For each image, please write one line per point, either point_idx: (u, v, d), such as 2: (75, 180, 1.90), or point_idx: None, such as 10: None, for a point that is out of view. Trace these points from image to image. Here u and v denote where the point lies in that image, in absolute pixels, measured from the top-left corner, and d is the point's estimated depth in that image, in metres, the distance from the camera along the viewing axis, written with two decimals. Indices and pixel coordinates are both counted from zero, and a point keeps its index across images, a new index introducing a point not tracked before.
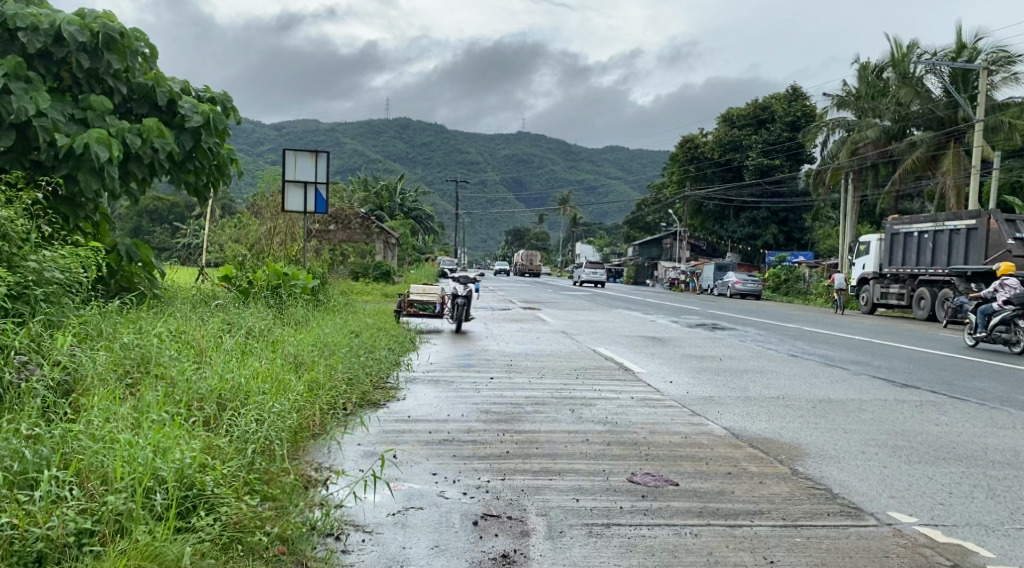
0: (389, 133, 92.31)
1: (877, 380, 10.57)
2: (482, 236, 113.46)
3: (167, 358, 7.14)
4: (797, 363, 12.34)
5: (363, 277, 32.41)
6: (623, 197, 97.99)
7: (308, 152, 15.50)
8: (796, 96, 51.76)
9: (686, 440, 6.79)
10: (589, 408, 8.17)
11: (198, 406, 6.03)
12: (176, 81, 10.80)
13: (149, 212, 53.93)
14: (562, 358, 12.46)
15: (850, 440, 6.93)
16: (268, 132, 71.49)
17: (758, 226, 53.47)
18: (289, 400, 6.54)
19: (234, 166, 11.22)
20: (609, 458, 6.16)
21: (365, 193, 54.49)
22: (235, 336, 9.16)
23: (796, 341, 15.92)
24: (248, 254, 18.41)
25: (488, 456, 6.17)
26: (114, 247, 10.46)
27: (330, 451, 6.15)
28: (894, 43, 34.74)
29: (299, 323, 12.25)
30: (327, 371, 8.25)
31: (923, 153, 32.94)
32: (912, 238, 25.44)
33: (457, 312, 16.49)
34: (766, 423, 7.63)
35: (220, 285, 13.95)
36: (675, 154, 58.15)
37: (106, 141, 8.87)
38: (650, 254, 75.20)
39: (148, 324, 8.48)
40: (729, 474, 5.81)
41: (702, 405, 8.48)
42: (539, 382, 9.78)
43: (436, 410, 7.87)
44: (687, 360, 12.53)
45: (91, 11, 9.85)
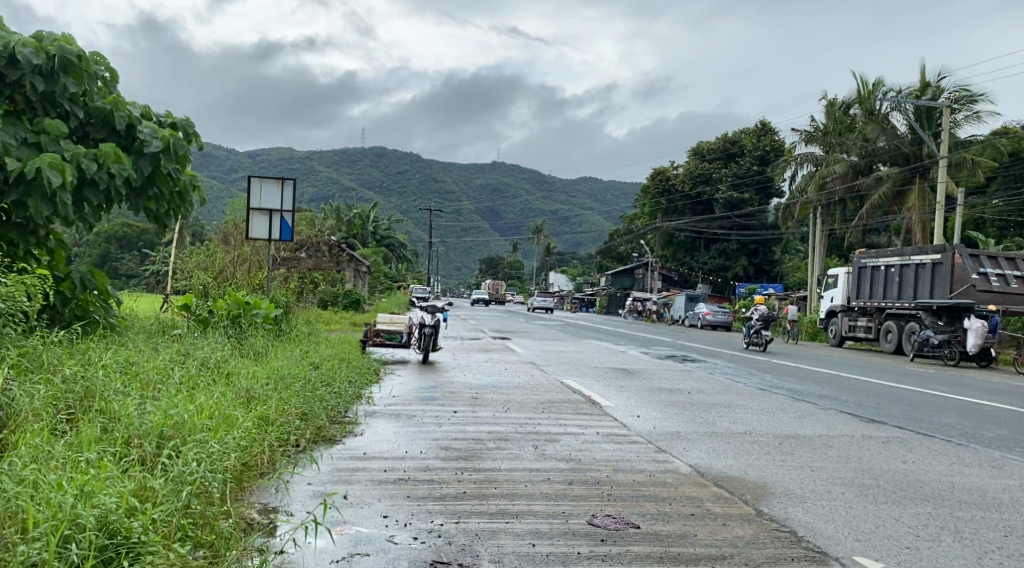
0: (364, 162, 92.23)
1: (844, 415, 10.48)
2: (456, 264, 113.14)
3: (110, 392, 6.86)
4: (765, 397, 12.18)
5: (332, 305, 32.09)
6: (596, 227, 98.48)
7: (275, 179, 15.24)
8: (765, 132, 52.48)
9: (650, 479, 6.59)
10: (553, 444, 7.95)
11: (136, 444, 5.77)
12: (137, 105, 10.53)
13: (118, 238, 53.06)
14: (529, 390, 12.22)
15: (816, 479, 6.75)
16: (242, 159, 71.07)
17: (728, 258, 53.79)
18: (234, 438, 6.27)
19: (195, 193, 10.92)
20: (568, 499, 5.92)
21: (338, 221, 54.17)
22: (188, 368, 8.87)
23: (764, 374, 15.80)
24: (212, 282, 18.12)
25: (443, 497, 5.93)
26: (67, 275, 10.12)
27: (277, 492, 5.89)
28: (860, 80, 35.27)
29: (258, 354, 11.91)
30: (279, 407, 7.97)
31: (889, 188, 33.35)
32: (879, 272, 25.63)
33: (424, 341, 16.25)
34: (733, 460, 7.46)
35: (179, 314, 13.50)
36: (646, 186, 58.48)
37: (59, 165, 8.55)
38: (622, 284, 75.42)
39: (95, 355, 8.19)
40: (692, 515, 5.61)
41: (668, 441, 8.28)
42: (503, 416, 9.54)
43: (393, 446, 7.61)
44: (656, 393, 12.37)
45: (48, 33, 9.61)
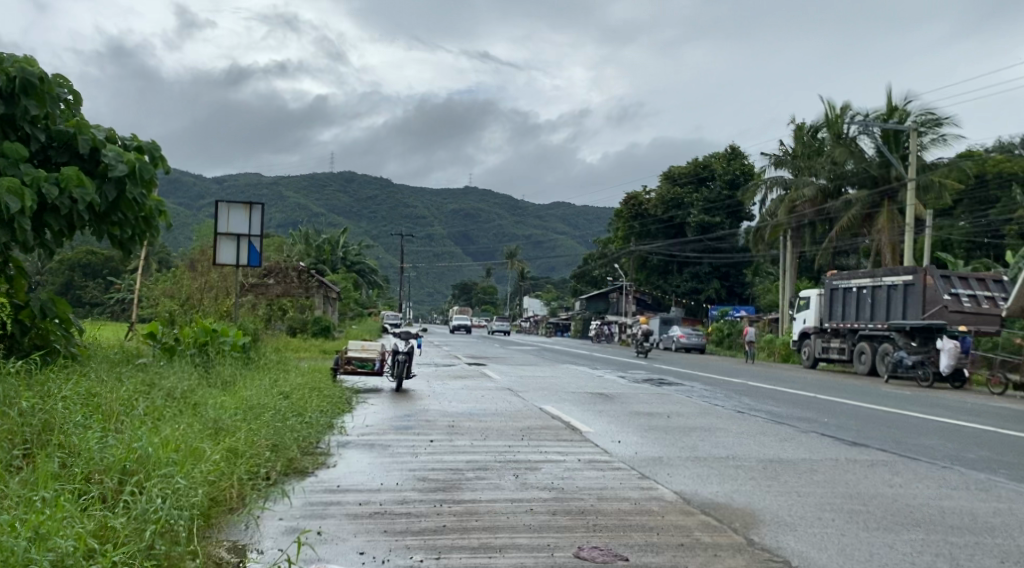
0: (336, 187, 91.56)
1: (826, 438, 10.32)
2: (428, 290, 112.63)
3: (69, 425, 6.56)
4: (744, 421, 12.01)
5: (302, 332, 31.67)
6: (569, 252, 98.76)
7: (242, 204, 14.95)
8: (734, 156, 53.02)
9: (636, 507, 6.37)
10: (534, 472, 7.72)
11: (96, 481, 5.53)
12: (101, 128, 10.23)
13: (83, 266, 52.04)
14: (506, 417, 11.95)
15: (803, 505, 6.57)
16: (211, 186, 70.36)
17: (701, 281, 53.91)
18: (200, 472, 5.99)
19: (162, 218, 10.61)
20: (553, 531, 5.69)
21: (308, 247, 53.68)
22: (153, 399, 8.56)
23: (742, 397, 15.63)
24: (179, 309, 17.75)
25: (422, 530, 5.68)
26: (26, 302, 9.77)
27: (247, 528, 5.61)
28: (827, 105, 35.71)
29: (226, 383, 11.57)
30: (248, 438, 7.66)
31: (858, 211, 33.64)
32: (851, 293, 25.71)
33: (398, 368, 15.94)
34: (719, 486, 7.25)
35: (144, 343, 13.13)
36: (618, 211, 58.61)
37: (18, 190, 8.24)
38: (596, 308, 75.56)
39: (54, 386, 7.85)
40: (680, 546, 5.40)
41: (651, 467, 8.08)
42: (482, 444, 9.28)
43: (368, 478, 7.34)
44: (635, 418, 12.15)
45: (8, 53, 9.29)
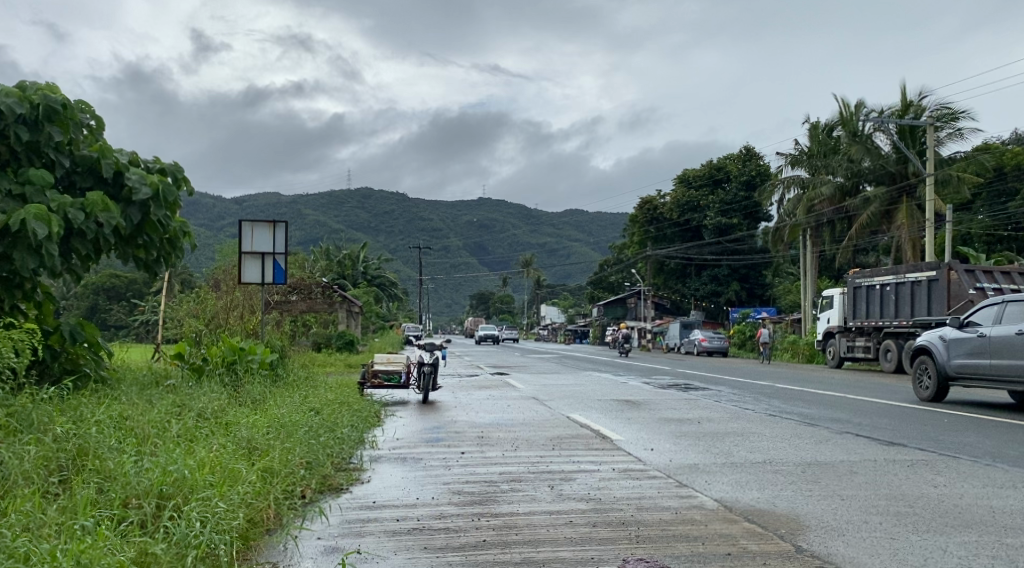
0: (352, 202, 91.89)
1: (861, 439, 10.16)
2: (446, 302, 112.86)
3: (104, 449, 6.58)
4: (776, 424, 11.85)
5: (325, 347, 31.81)
6: (585, 258, 98.84)
7: (266, 223, 14.98)
8: (750, 157, 52.81)
9: (678, 516, 6.26)
10: (570, 483, 7.63)
11: (134, 506, 5.51)
12: (124, 152, 10.28)
13: (106, 289, 52.44)
14: (534, 428, 11.84)
15: (849, 509, 6.43)
16: (229, 206, 70.77)
17: (720, 283, 53.65)
18: (238, 493, 5.96)
19: (186, 239, 10.67)
20: (596, 543, 5.60)
21: (327, 263, 53.85)
22: (185, 420, 8.55)
23: (770, 400, 15.47)
24: (205, 329, 17.86)
25: (462, 546, 5.60)
26: (56, 328, 9.83)
27: (286, 549, 5.56)
28: (842, 102, 35.49)
29: (255, 402, 11.55)
30: (282, 456, 7.62)
31: (878, 207, 33.29)
32: (875, 291, 25.41)
33: (424, 381, 15.88)
34: (759, 492, 7.13)
35: (172, 364, 13.17)
36: (634, 216, 58.42)
37: (45, 216, 8.24)
38: (615, 314, 75.50)
39: (88, 411, 7.85)
40: (729, 556, 5.29)
41: (688, 475, 7.96)
42: (514, 456, 9.20)
43: (403, 494, 7.27)
44: (665, 425, 12.01)
45: (31, 82, 9.35)
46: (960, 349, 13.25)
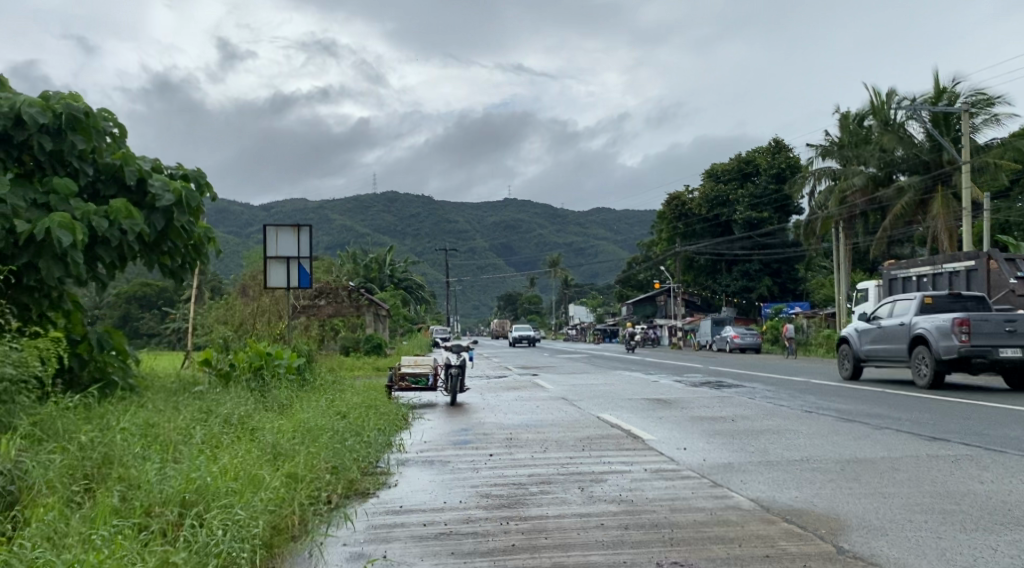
0: (379, 206, 92.13)
1: (903, 434, 9.85)
2: (474, 303, 112.94)
3: (129, 457, 6.50)
4: (814, 420, 11.57)
5: (354, 351, 31.80)
6: (612, 257, 98.47)
7: (291, 227, 14.93)
8: (779, 149, 52.25)
9: (713, 518, 6.06)
10: (600, 484, 7.44)
11: (157, 513, 5.43)
12: (147, 159, 10.25)
13: (139, 297, 52.89)
14: (564, 428, 11.63)
15: (891, 508, 6.19)
16: (257, 213, 71.14)
17: (751, 279, 53.12)
18: (262, 500, 5.86)
19: (211, 245, 10.63)
20: (628, 546, 5.41)
21: (355, 267, 53.95)
22: (212, 427, 8.48)
23: (805, 396, 15.16)
24: (233, 335, 17.87)
25: (490, 551, 5.44)
26: (84, 336, 9.81)
27: (311, 557, 5.44)
28: (873, 92, 35.08)
29: (282, 406, 11.49)
30: (308, 461, 7.50)
31: (912, 197, 32.65)
32: (910, 283, 24.87)
33: (451, 382, 15.75)
34: (795, 491, 6.90)
35: (199, 370, 13.15)
36: (661, 212, 57.91)
37: (69, 225, 8.19)
38: (644, 312, 75.14)
39: (114, 418, 7.79)
40: (766, 558, 5.09)
41: (723, 474, 7.74)
42: (543, 457, 9.03)
43: (431, 498, 7.13)
44: (699, 423, 11.75)
45: (54, 91, 9.32)
46: (868, 338, 17.45)
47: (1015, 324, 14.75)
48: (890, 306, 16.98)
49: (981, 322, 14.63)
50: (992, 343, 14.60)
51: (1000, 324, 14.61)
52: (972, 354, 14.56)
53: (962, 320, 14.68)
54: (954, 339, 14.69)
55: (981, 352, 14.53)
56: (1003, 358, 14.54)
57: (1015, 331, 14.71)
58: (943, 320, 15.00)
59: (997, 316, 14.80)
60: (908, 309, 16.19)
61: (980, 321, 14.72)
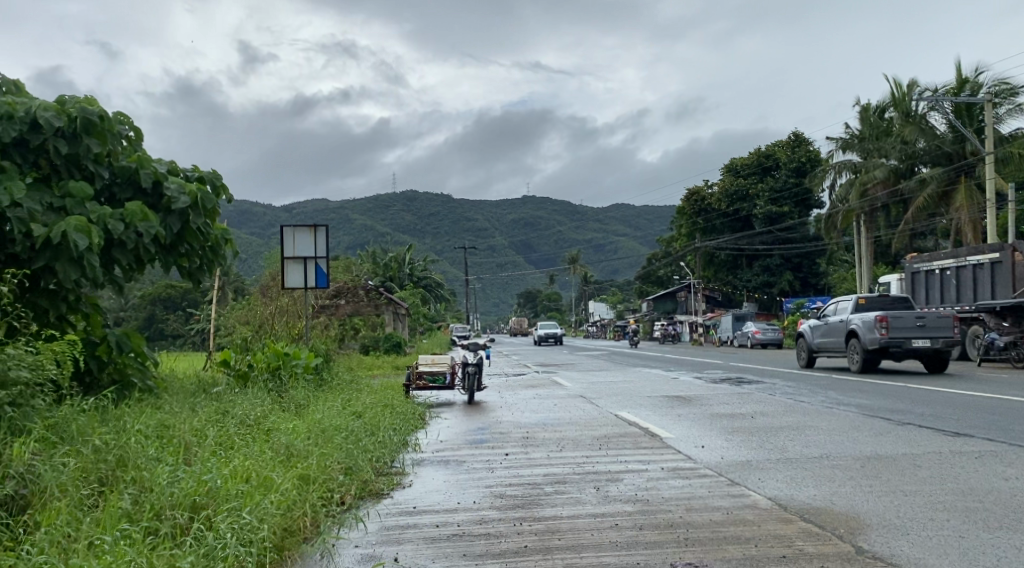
0: (398, 205, 92.25)
1: (926, 430, 9.70)
2: (494, 301, 112.94)
3: (142, 459, 6.48)
4: (834, 416, 11.42)
5: (373, 350, 31.83)
6: (632, 253, 98.19)
7: (308, 227, 14.91)
8: (799, 143, 51.83)
9: (728, 517, 5.96)
10: (616, 483, 7.35)
11: (167, 516, 5.41)
12: (162, 162, 10.24)
13: (163, 299, 53.24)
14: (582, 427, 11.53)
15: (911, 505, 6.07)
16: (278, 213, 71.43)
17: (773, 273, 52.75)
18: (272, 501, 5.84)
19: (228, 246, 10.64)
20: (642, 547, 5.33)
21: (375, 267, 54.04)
22: (226, 429, 8.47)
23: (825, 391, 15.02)
24: (252, 336, 17.91)
25: (502, 553, 5.38)
26: (103, 338, 9.83)
27: (321, 559, 5.40)
28: (894, 83, 34.69)
29: (299, 406, 11.51)
30: (320, 462, 7.47)
31: (934, 189, 32.23)
32: (934, 276, 24.54)
33: (468, 381, 15.70)
34: (814, 489, 6.79)
35: (218, 370, 13.16)
36: (681, 208, 57.57)
37: (86, 228, 8.16)
38: (665, 308, 74.85)
39: (129, 420, 7.80)
40: (782, 558, 4.99)
41: (741, 472, 7.62)
42: (559, 456, 8.94)
43: (444, 498, 7.08)
44: (718, 421, 11.62)
45: (70, 95, 9.23)
46: (818, 333, 20.64)
47: (927, 318, 17.69)
48: (834, 305, 20.14)
49: (897, 318, 17.69)
50: (906, 334, 17.67)
51: (913, 319, 17.60)
52: (890, 345, 17.68)
53: (881, 317, 17.81)
54: (877, 332, 17.85)
55: (896, 342, 17.66)
56: (916, 347, 17.55)
57: (927, 324, 17.66)
58: (867, 317, 18.17)
59: (912, 312, 17.77)
60: (844, 307, 19.36)
61: (897, 317, 17.77)
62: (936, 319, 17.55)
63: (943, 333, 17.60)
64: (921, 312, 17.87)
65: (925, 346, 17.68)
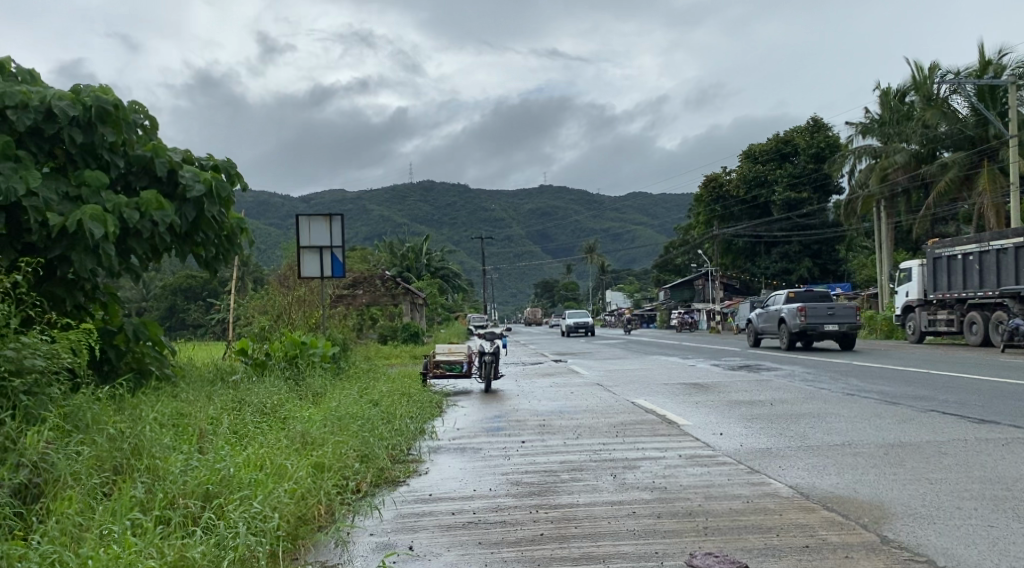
0: (415, 195, 92.13)
1: (950, 417, 9.55)
2: (511, 291, 112.86)
3: (157, 447, 6.43)
4: (855, 403, 11.27)
5: (390, 340, 31.80)
6: (650, 241, 97.84)
7: (323, 216, 14.86)
8: (818, 128, 51.36)
9: (749, 506, 5.85)
10: (634, 471, 7.25)
11: (180, 504, 5.37)
12: (177, 150, 10.17)
13: (181, 290, 53.31)
14: (599, 414, 11.43)
15: (937, 493, 5.96)
16: (295, 204, 71.46)
17: (792, 260, 52.28)
18: (286, 490, 5.78)
19: (243, 235, 10.61)
20: (661, 536, 5.21)
21: (391, 257, 53.95)
22: (241, 417, 8.42)
23: (846, 378, 14.84)
24: (269, 324, 17.90)
25: (518, 541, 5.30)
26: (120, 327, 9.80)
27: (335, 548, 5.34)
28: (915, 66, 34.28)
29: (315, 395, 11.49)
30: (336, 449, 7.41)
31: (957, 173, 31.79)
32: (956, 261, 24.25)
33: (485, 369, 15.61)
34: (837, 477, 6.66)
35: (235, 359, 13.14)
36: (699, 195, 57.21)
37: (101, 217, 8.09)
38: (682, 297, 74.58)
39: (144, 408, 7.77)
40: (805, 548, 4.87)
41: (761, 460, 7.50)
42: (577, 444, 8.85)
43: (461, 485, 7.01)
44: (736, 408, 11.49)
45: (85, 84, 9.09)
46: (762, 318, 25.85)
47: (836, 309, 22.86)
48: (772, 297, 25.19)
49: (813, 307, 22.76)
50: (820, 321, 22.78)
51: (825, 309, 22.71)
52: (807, 329, 22.75)
53: (801, 307, 22.84)
54: (797, 319, 22.92)
55: (812, 327, 22.76)
56: (828, 330, 22.64)
57: (836, 313, 22.85)
58: (791, 308, 23.26)
59: (824, 304, 22.92)
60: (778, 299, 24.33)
61: (813, 307, 22.86)
62: (842, 308, 22.71)
63: (848, 319, 22.77)
64: (832, 303, 23.01)
65: (835, 330, 22.79)
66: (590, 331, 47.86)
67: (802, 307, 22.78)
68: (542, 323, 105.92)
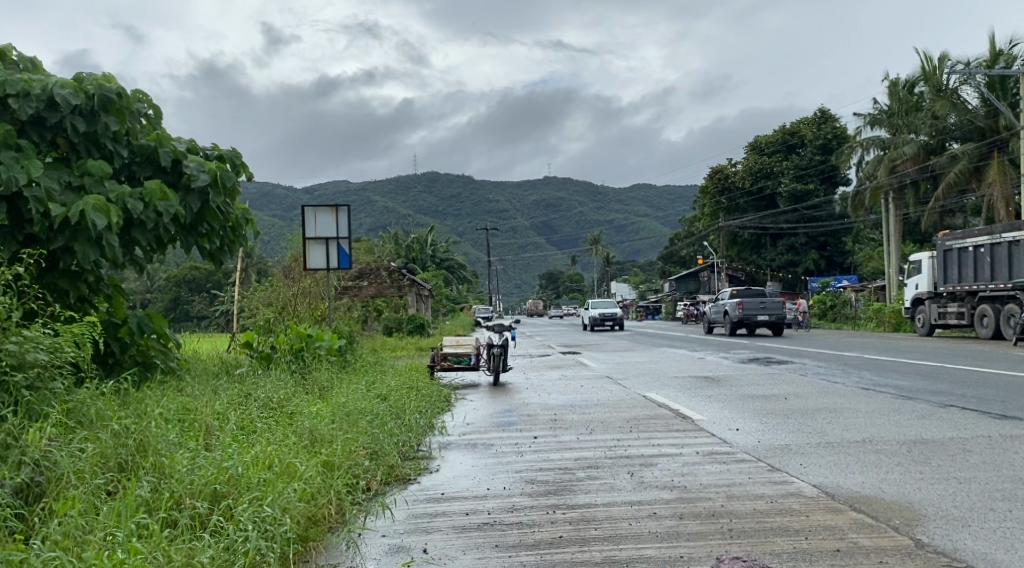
0: (420, 187, 91.85)
1: (971, 412, 9.35)
2: (516, 282, 112.59)
3: (162, 443, 6.25)
4: (871, 398, 11.07)
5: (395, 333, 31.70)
6: (654, 233, 97.54)
7: (328, 207, 14.61)
8: (825, 119, 50.95)
9: (773, 507, 5.65)
10: (650, 469, 7.06)
11: (187, 504, 5.20)
12: (181, 140, 9.97)
13: (187, 281, 53.31)
14: (610, 409, 11.24)
15: (967, 493, 5.77)
16: (299, 195, 71.23)
17: (798, 253, 52.16)
18: (296, 490, 5.61)
19: (248, 227, 10.42)
20: (685, 539, 5.04)
21: (396, 249, 53.80)
22: (249, 413, 8.23)
23: (858, 372, 14.65)
24: (274, 316, 17.72)
25: (536, 543, 5.11)
26: (125, 319, 9.61)
27: (346, 550, 5.16)
28: (924, 57, 33.96)
29: (322, 389, 11.31)
30: (345, 447, 7.22)
31: (966, 164, 31.47)
32: (967, 254, 23.98)
33: (492, 362, 15.44)
34: (861, 476, 6.47)
35: (240, 352, 12.98)
36: (704, 187, 56.90)
37: (104, 207, 7.89)
38: (687, 288, 74.30)
39: (149, 404, 7.58)
40: (837, 553, 4.68)
41: (781, 457, 7.31)
42: (590, 439, 8.67)
43: (475, 483, 6.82)
44: (750, 402, 11.30)
45: (87, 72, 8.90)
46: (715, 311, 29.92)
47: (768, 302, 26.78)
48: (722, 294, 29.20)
49: (748, 301, 26.74)
50: (753, 312, 26.72)
51: (758, 302, 26.69)
52: (744, 317, 26.76)
53: (738, 301, 26.83)
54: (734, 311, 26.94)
55: (746, 317, 26.74)
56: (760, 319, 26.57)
57: (767, 305, 26.76)
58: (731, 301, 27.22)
59: (758, 298, 26.85)
60: (724, 293, 28.48)
61: (748, 301, 26.82)
62: (772, 301, 26.64)
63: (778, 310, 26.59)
64: (765, 298, 26.91)
65: (766, 319, 26.69)
66: (618, 325, 46.03)
67: (740, 300, 26.79)
68: (547, 315, 105.63)
